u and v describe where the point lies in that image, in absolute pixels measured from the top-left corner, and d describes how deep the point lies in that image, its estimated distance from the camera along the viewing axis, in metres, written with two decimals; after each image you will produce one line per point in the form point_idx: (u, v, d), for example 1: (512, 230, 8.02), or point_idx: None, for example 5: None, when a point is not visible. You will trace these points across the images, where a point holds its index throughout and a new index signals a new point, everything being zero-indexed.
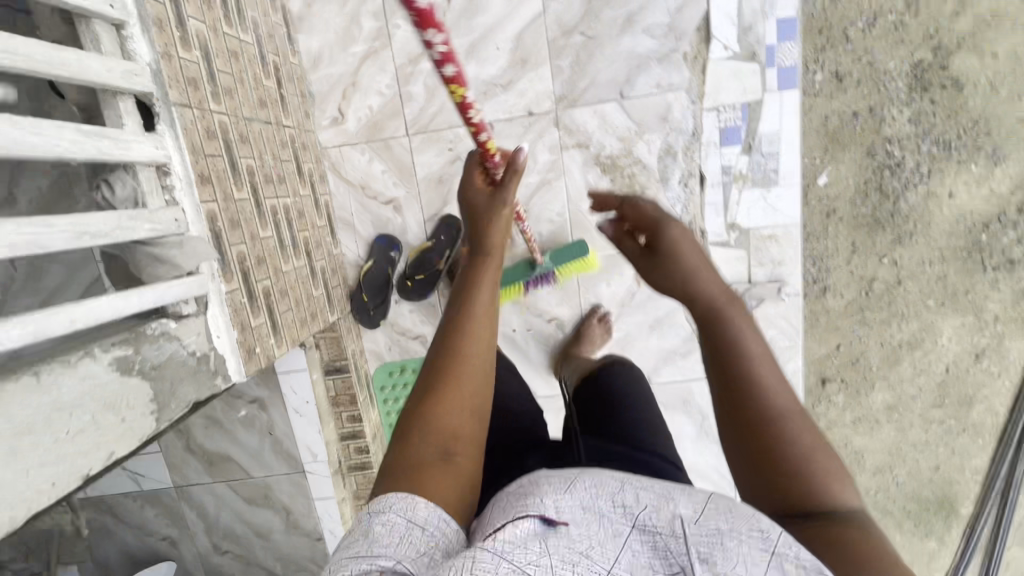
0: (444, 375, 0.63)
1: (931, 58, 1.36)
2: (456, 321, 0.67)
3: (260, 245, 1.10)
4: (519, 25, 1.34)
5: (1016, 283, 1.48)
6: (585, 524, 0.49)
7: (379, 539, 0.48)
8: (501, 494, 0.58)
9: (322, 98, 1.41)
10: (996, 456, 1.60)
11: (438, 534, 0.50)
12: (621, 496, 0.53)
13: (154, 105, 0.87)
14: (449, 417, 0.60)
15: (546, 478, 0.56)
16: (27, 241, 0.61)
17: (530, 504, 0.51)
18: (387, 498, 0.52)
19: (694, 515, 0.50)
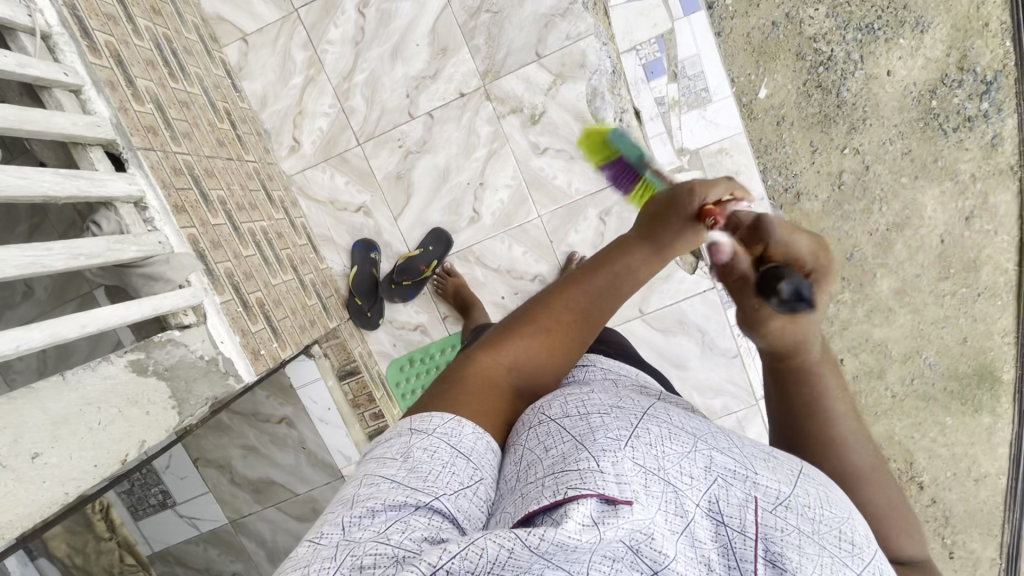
0: (554, 321, 0.65)
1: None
2: (574, 284, 0.67)
3: (246, 262, 1.22)
4: (431, 20, 1.48)
5: (981, 140, 1.56)
6: (649, 500, 0.44)
7: (420, 474, 0.49)
8: (544, 417, 0.56)
9: (277, 132, 1.55)
10: (1019, 314, 1.64)
11: (479, 467, 0.53)
12: (692, 462, 0.48)
13: (121, 153, 1.01)
14: (538, 357, 0.64)
15: (603, 423, 0.51)
16: (30, 261, 0.73)
17: (586, 472, 0.45)
18: (434, 416, 0.56)
19: (777, 503, 0.46)
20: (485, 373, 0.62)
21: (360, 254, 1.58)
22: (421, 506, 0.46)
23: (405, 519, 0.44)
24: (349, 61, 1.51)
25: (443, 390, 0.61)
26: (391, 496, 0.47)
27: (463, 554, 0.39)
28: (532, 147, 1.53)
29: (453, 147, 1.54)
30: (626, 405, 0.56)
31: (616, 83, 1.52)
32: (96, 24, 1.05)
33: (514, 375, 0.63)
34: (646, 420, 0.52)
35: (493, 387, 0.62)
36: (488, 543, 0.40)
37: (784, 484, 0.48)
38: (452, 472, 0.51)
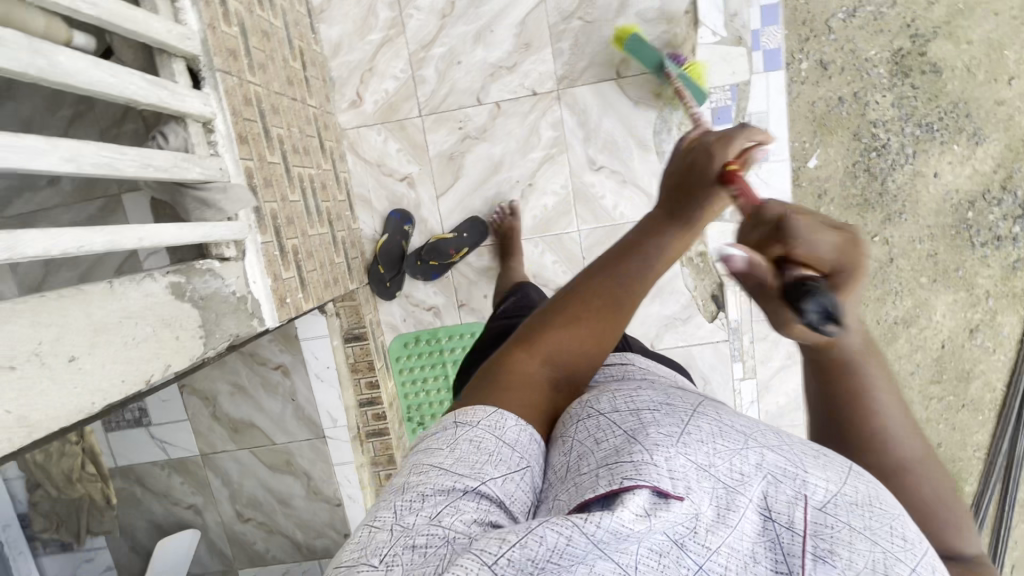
0: (590, 303, 0.57)
1: (909, 45, 1.54)
2: (601, 270, 0.59)
3: (290, 207, 1.20)
4: (523, 12, 1.47)
5: (1005, 259, 1.61)
6: (701, 495, 0.41)
7: (466, 459, 0.47)
8: (591, 410, 0.50)
9: (342, 83, 1.53)
10: (996, 432, 1.70)
11: (526, 456, 0.49)
12: (745, 458, 0.44)
13: (199, 68, 0.98)
14: (578, 347, 0.56)
15: (655, 418, 0.46)
16: (105, 162, 0.71)
17: (640, 464, 0.41)
18: (477, 411, 0.51)
19: (824, 501, 0.42)
20: (523, 371, 0.55)
21: (396, 222, 1.57)
22: (470, 491, 0.44)
23: (455, 506, 0.43)
24: (432, 32, 1.49)
25: (482, 388, 0.55)
26: (440, 481, 0.45)
27: (519, 540, 0.38)
28: (589, 161, 1.53)
29: (512, 142, 1.54)
30: (679, 401, 0.51)
31: (685, 122, 1.53)
32: None
33: (554, 368, 0.56)
34: (700, 415, 0.47)
35: (533, 381, 0.55)
36: (546, 531, 0.38)
37: (835, 483, 0.44)
38: (501, 459, 0.47)
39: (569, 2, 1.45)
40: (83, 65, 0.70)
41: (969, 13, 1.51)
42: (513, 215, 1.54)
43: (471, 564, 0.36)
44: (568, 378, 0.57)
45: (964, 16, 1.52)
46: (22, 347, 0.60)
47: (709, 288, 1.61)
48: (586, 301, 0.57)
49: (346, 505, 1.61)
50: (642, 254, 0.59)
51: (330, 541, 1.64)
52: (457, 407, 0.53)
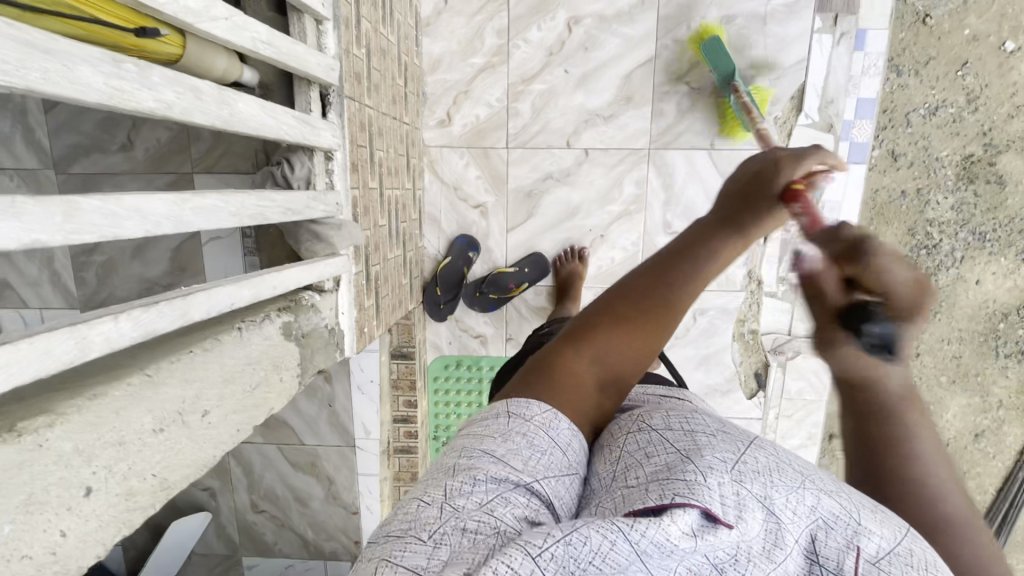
0: (651, 310, 0.51)
1: (982, 152, 1.53)
2: (652, 280, 0.52)
3: (378, 232, 1.19)
4: (631, 65, 1.45)
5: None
6: (750, 526, 0.38)
7: (519, 452, 0.44)
8: (645, 425, 0.49)
9: (434, 100, 1.50)
10: None
11: (574, 458, 0.47)
12: (800, 498, 0.40)
13: (329, 89, 0.95)
14: (627, 359, 0.50)
15: (710, 441, 0.43)
16: (257, 212, 0.69)
17: (694, 483, 0.39)
18: (533, 406, 0.47)
19: (879, 557, 0.37)
20: (571, 368, 0.49)
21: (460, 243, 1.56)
22: (522, 486, 0.42)
23: (505, 498, 0.40)
24: (536, 66, 1.47)
25: (529, 379, 0.50)
26: (493, 469, 0.42)
27: (565, 537, 0.36)
28: (664, 225, 1.53)
29: (592, 190, 1.53)
30: (735, 429, 0.47)
31: None
32: None
33: (607, 371, 0.50)
34: (757, 445, 0.44)
35: (582, 383, 0.49)
36: (590, 531, 0.37)
37: (889, 536, 0.38)
38: (551, 456, 0.45)
39: (679, 65, 1.44)
40: (253, 110, 0.67)
41: None
42: (580, 260, 1.54)
43: (516, 553, 0.35)
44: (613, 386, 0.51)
45: None
46: (169, 408, 0.58)
47: (754, 365, 1.65)
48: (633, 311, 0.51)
49: (363, 512, 1.63)
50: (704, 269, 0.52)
51: (339, 543, 1.66)
52: (512, 395, 0.49)
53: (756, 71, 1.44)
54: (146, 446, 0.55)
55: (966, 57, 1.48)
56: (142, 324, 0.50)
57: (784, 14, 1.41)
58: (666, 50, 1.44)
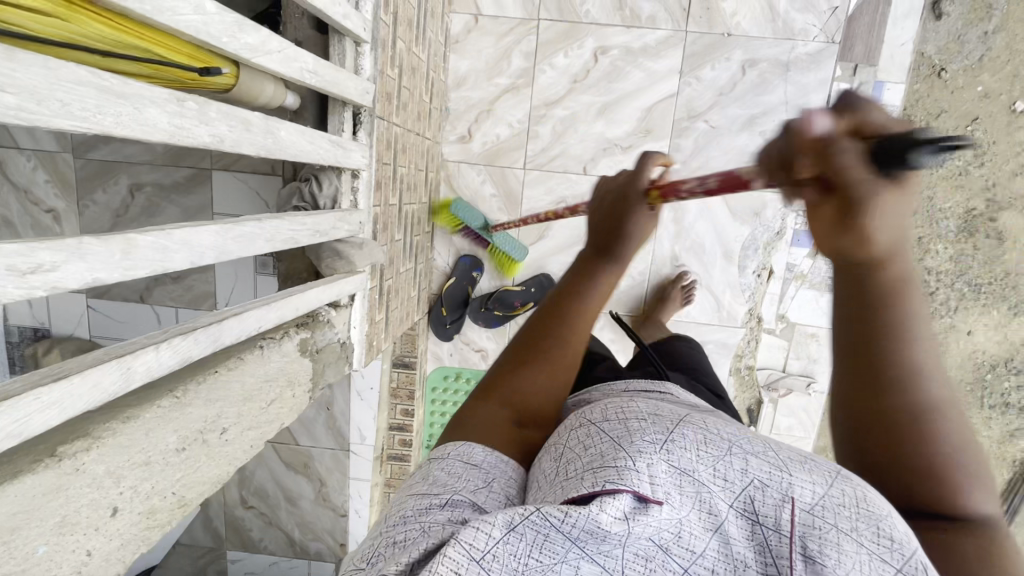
0: (550, 339, 0.56)
1: (983, 207, 1.71)
2: (548, 316, 0.58)
3: (394, 248, 1.21)
4: (653, 100, 1.47)
5: (1005, 424, 1.94)
6: (683, 500, 0.39)
7: (439, 480, 0.45)
8: (586, 421, 0.48)
9: (456, 116, 1.52)
10: None
11: (492, 470, 0.47)
12: (729, 464, 0.42)
13: (362, 108, 0.96)
14: (535, 387, 0.55)
15: (641, 425, 0.44)
16: (291, 235, 0.71)
17: (624, 468, 0.40)
18: (450, 446, 0.50)
19: (813, 505, 0.39)
20: (486, 414, 0.53)
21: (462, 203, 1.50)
22: (444, 504, 0.42)
23: (432, 515, 0.41)
24: (559, 92, 1.49)
25: (451, 430, 0.53)
26: (417, 500, 0.43)
27: (502, 536, 0.36)
28: (671, 257, 1.56)
29: None
30: (667, 410, 0.49)
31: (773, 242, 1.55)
32: None
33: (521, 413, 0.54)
34: (684, 425, 0.45)
35: (499, 426, 0.52)
36: (526, 528, 0.37)
37: (819, 485, 0.40)
38: (466, 479, 0.45)
39: (700, 103, 1.47)
40: (296, 137, 0.69)
41: None
42: None
43: (457, 560, 0.35)
44: (530, 421, 0.54)
45: None
46: (192, 428, 0.60)
47: (748, 401, 1.69)
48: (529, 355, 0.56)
49: (351, 516, 1.64)
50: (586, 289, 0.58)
51: (325, 545, 1.67)
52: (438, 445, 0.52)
53: (775, 115, 1.46)
54: (168, 465, 0.57)
55: (978, 114, 1.62)
56: (180, 351, 0.52)
57: (809, 62, 1.42)
58: (689, 88, 1.46)
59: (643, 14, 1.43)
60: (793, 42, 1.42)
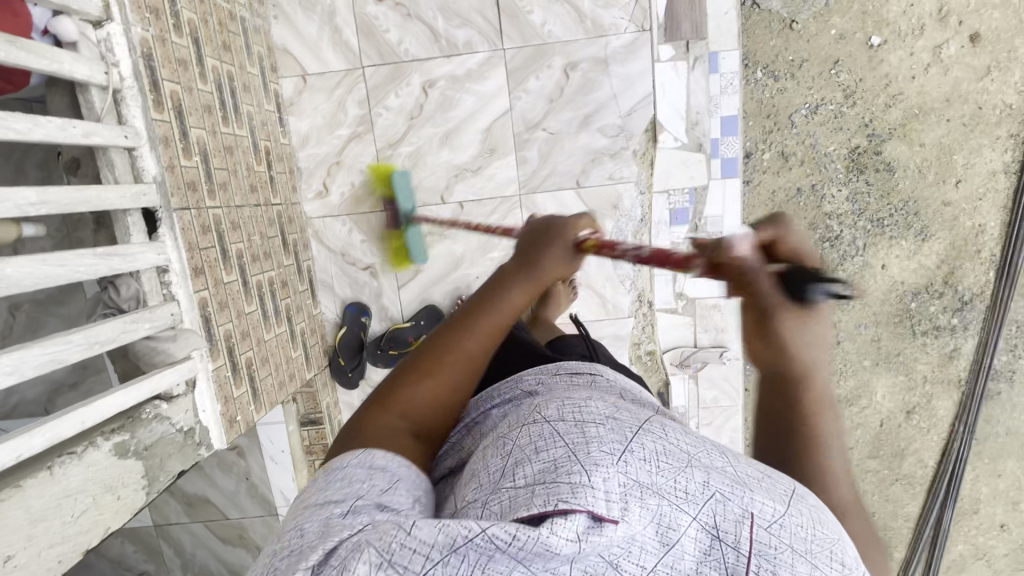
0: (436, 365, 0.59)
1: (865, 142, 1.83)
2: (460, 319, 0.61)
3: (246, 321, 1.25)
4: (490, 120, 1.51)
5: (940, 349, 1.96)
6: (639, 514, 0.39)
7: (338, 489, 0.46)
8: (538, 418, 0.48)
9: (308, 174, 1.56)
10: (923, 505, 2.11)
11: (398, 469, 0.50)
12: (687, 477, 0.42)
13: (156, 207, 1.01)
14: (425, 401, 0.57)
15: (598, 434, 0.44)
16: (50, 358, 0.74)
17: (577, 486, 0.39)
18: (349, 453, 0.51)
19: (771, 522, 0.41)
20: (383, 420, 0.55)
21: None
22: (347, 511, 0.44)
23: (346, 524, 0.42)
24: (400, 131, 1.53)
25: (348, 441, 0.54)
26: (323, 513, 0.44)
27: (442, 558, 0.37)
28: None
29: (472, 240, 1.59)
30: (626, 414, 0.48)
31: (641, 230, 1.58)
32: (167, 72, 1.06)
33: (415, 419, 0.57)
34: (641, 434, 0.45)
35: (396, 437, 0.54)
36: (469, 549, 0.37)
37: (779, 505, 0.42)
38: (370, 484, 0.47)
39: (534, 114, 1.51)
40: (31, 268, 0.74)
41: (922, 118, 1.80)
42: None
43: None
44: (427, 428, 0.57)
45: (919, 120, 1.81)
46: None
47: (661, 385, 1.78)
48: (427, 369, 0.59)
49: None
50: (495, 301, 0.61)
51: None
52: (334, 458, 0.53)
53: (608, 110, 1.50)
54: None
55: (837, 56, 1.77)
56: None
57: (624, 54, 1.47)
58: (520, 101, 1.50)
59: (459, 41, 1.47)
60: (606, 38, 1.46)
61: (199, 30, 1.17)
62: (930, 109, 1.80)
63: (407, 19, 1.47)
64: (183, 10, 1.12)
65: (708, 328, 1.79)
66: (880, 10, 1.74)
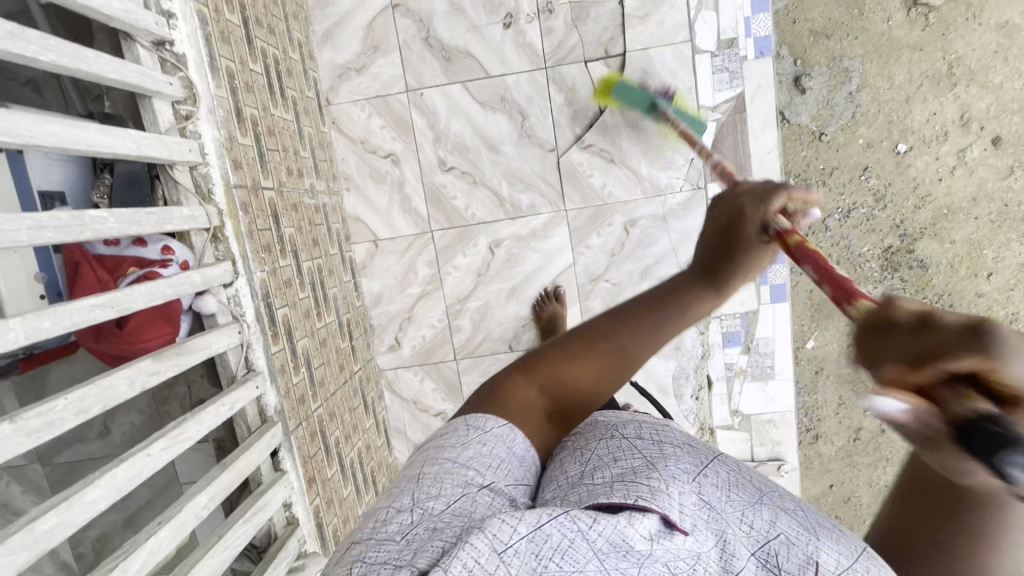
0: (596, 354, 0.49)
1: (899, 242, 1.87)
2: (622, 313, 0.50)
3: (346, 507, 1.30)
4: (554, 274, 1.58)
5: None
6: (707, 535, 0.38)
7: (483, 458, 0.45)
8: (615, 432, 0.48)
9: (381, 330, 1.63)
10: None
11: (523, 451, 0.47)
12: (758, 513, 0.41)
13: (279, 444, 1.06)
14: (577, 385, 0.49)
15: (675, 452, 0.44)
16: None
17: (656, 490, 0.39)
18: (491, 419, 0.48)
19: (839, 574, 0.37)
20: (519, 394, 0.50)
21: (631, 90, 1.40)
22: (485, 488, 0.43)
23: (471, 501, 0.41)
24: (468, 287, 1.59)
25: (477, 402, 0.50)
26: (460, 473, 0.44)
27: (527, 533, 0.36)
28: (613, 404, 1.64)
29: None
30: (699, 443, 0.48)
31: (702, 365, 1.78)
32: (279, 299, 1.12)
33: (552, 400, 0.50)
34: (717, 461, 0.45)
35: (531, 411, 0.49)
36: (551, 527, 0.36)
37: (849, 559, 0.38)
38: (508, 469, 0.45)
39: (597, 267, 1.58)
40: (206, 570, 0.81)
41: (952, 218, 1.85)
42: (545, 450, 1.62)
43: (479, 545, 0.35)
44: (570, 410, 0.50)
45: (948, 220, 1.85)
46: None
47: None
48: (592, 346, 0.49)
49: None
50: (668, 303, 0.50)
51: None
52: (467, 414, 0.50)
53: (666, 260, 1.56)
54: None
55: (866, 163, 1.83)
56: None
57: (681, 209, 1.54)
58: (583, 256, 1.57)
59: (523, 204, 1.55)
60: (662, 196, 1.53)
61: (297, 240, 1.24)
62: (958, 210, 1.84)
63: (472, 186, 1.54)
64: (285, 229, 1.19)
65: (766, 443, 1.84)
66: (904, 120, 1.79)
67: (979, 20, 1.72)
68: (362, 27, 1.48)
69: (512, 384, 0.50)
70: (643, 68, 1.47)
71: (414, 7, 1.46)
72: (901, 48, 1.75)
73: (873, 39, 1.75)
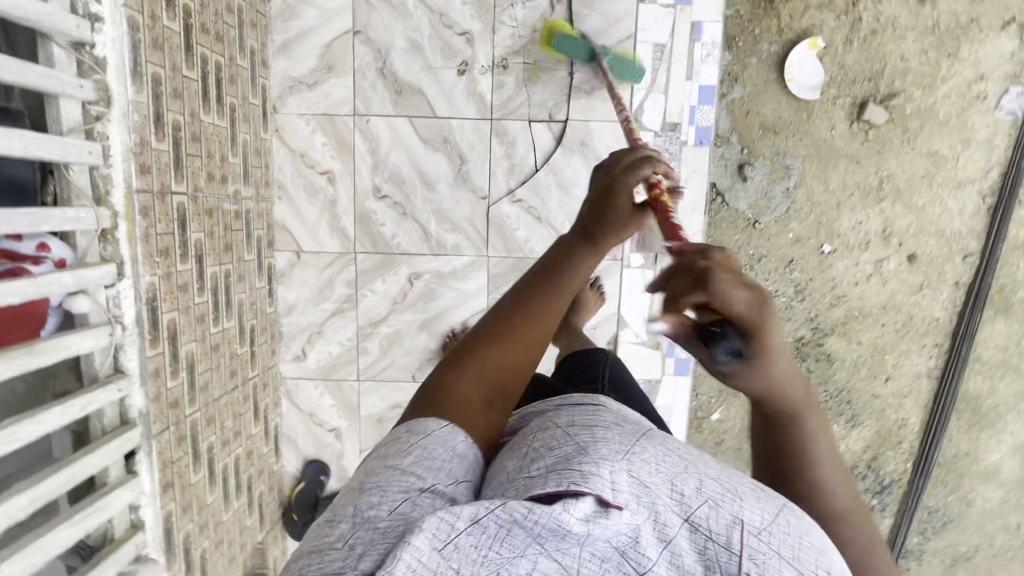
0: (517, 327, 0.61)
1: (811, 334, 1.80)
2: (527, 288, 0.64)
3: (206, 513, 1.30)
4: (466, 314, 1.62)
5: None
6: (641, 509, 0.41)
7: (427, 465, 0.49)
8: (551, 423, 0.52)
9: (289, 339, 1.65)
10: None
11: (459, 449, 0.52)
12: (685, 481, 0.44)
13: (136, 447, 1.07)
14: (504, 367, 0.60)
15: (605, 433, 0.47)
16: None
17: (587, 471, 0.42)
18: (430, 422, 0.54)
19: (761, 529, 0.42)
20: (458, 390, 0.58)
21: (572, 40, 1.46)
22: (425, 490, 0.46)
23: (412, 503, 0.45)
24: (382, 312, 1.63)
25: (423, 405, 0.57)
26: (401, 482, 0.47)
27: (464, 528, 0.39)
28: None
29: None
30: (634, 423, 0.52)
31: None
32: (168, 304, 1.13)
33: (489, 387, 0.59)
34: (646, 438, 0.48)
35: (468, 404, 0.57)
36: (487, 519, 0.40)
37: (769, 513, 0.43)
38: (449, 467, 0.50)
39: None
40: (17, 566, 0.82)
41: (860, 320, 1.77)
42: None
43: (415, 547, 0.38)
44: (502, 395, 0.59)
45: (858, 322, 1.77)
46: None
47: None
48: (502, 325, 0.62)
49: None
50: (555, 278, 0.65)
51: None
52: (411, 419, 0.56)
53: None
54: None
55: (792, 255, 1.73)
56: None
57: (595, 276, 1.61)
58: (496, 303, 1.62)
59: (448, 244, 1.59)
60: None
61: (205, 245, 1.26)
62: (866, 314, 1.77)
63: (401, 218, 1.58)
64: (192, 235, 1.21)
65: None
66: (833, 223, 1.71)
67: (912, 143, 1.65)
68: (320, 45, 1.51)
69: (448, 381, 0.58)
70: (581, 138, 1.55)
71: (375, 37, 1.50)
72: (839, 156, 1.67)
73: (815, 144, 1.66)
